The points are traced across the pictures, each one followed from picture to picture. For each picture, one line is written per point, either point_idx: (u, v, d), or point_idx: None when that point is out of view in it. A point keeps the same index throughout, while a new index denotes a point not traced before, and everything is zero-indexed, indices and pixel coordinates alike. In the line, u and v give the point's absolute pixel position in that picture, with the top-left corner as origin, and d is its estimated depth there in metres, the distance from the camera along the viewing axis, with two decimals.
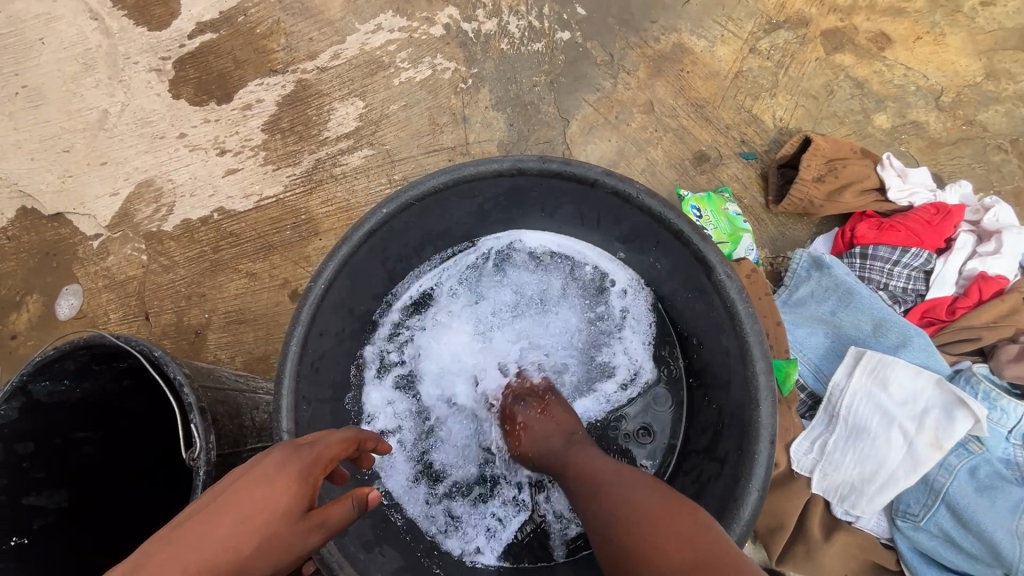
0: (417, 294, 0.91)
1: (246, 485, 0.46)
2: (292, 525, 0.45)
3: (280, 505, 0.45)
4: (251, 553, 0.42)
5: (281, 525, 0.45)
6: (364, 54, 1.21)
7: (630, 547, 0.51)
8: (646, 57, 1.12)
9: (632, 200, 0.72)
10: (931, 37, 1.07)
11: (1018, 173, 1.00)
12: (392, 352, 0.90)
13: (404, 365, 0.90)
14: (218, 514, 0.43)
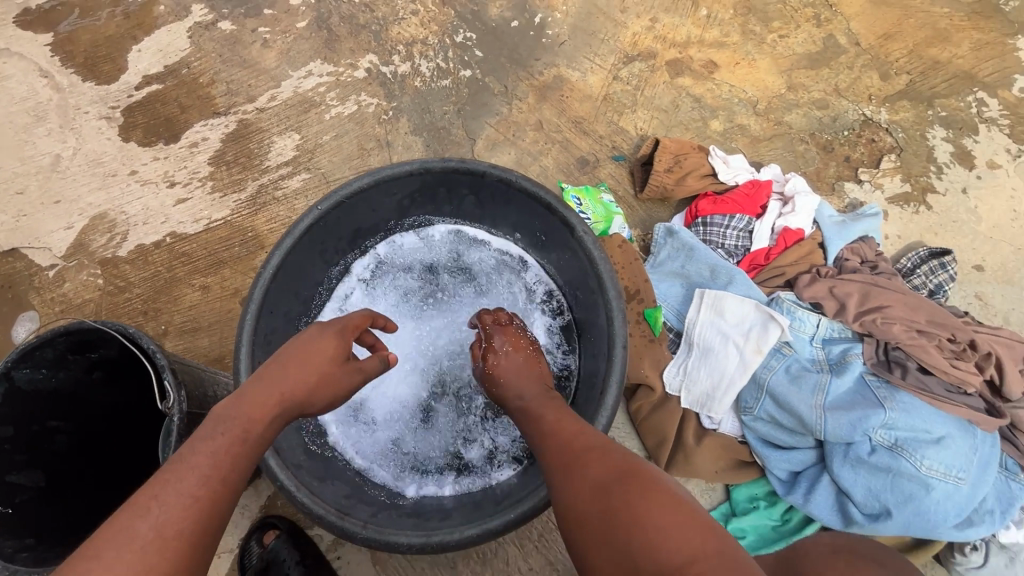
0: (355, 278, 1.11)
1: (303, 342, 0.77)
2: (337, 366, 0.78)
3: (328, 354, 0.77)
4: (314, 383, 0.75)
5: (330, 365, 0.77)
6: (297, 95, 1.42)
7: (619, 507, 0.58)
8: (533, 87, 1.39)
9: (512, 184, 0.94)
10: (745, 62, 1.40)
11: (817, 157, 1.31)
12: None
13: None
14: (293, 360, 0.75)
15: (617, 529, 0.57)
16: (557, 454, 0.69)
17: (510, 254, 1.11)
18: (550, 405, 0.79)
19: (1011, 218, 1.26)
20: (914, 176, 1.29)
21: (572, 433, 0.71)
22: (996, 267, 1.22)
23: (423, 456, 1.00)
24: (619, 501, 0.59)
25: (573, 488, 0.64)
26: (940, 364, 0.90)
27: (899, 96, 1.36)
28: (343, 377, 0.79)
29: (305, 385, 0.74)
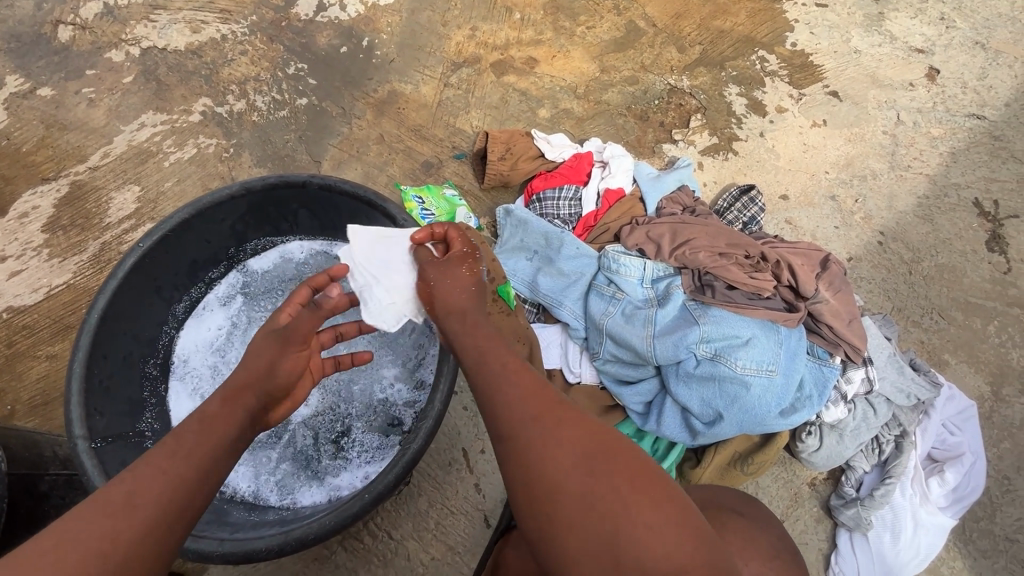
0: (207, 313, 1.11)
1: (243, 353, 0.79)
2: (276, 347, 0.78)
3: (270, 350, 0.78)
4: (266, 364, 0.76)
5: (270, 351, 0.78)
6: (132, 148, 1.40)
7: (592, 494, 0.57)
8: (370, 104, 1.46)
9: (335, 188, 0.99)
10: (561, 54, 1.54)
11: (635, 127, 1.45)
12: (191, 366, 1.07)
13: (202, 373, 1.07)
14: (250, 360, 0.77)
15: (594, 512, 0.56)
16: (547, 413, 0.63)
17: None
18: (508, 363, 0.70)
19: (804, 150, 1.45)
20: (719, 130, 1.45)
21: (536, 404, 0.65)
22: (798, 194, 1.39)
23: (296, 471, 1.01)
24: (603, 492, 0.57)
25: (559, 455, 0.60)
26: (739, 278, 1.03)
27: (696, 64, 1.54)
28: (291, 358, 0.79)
29: (251, 374, 0.75)
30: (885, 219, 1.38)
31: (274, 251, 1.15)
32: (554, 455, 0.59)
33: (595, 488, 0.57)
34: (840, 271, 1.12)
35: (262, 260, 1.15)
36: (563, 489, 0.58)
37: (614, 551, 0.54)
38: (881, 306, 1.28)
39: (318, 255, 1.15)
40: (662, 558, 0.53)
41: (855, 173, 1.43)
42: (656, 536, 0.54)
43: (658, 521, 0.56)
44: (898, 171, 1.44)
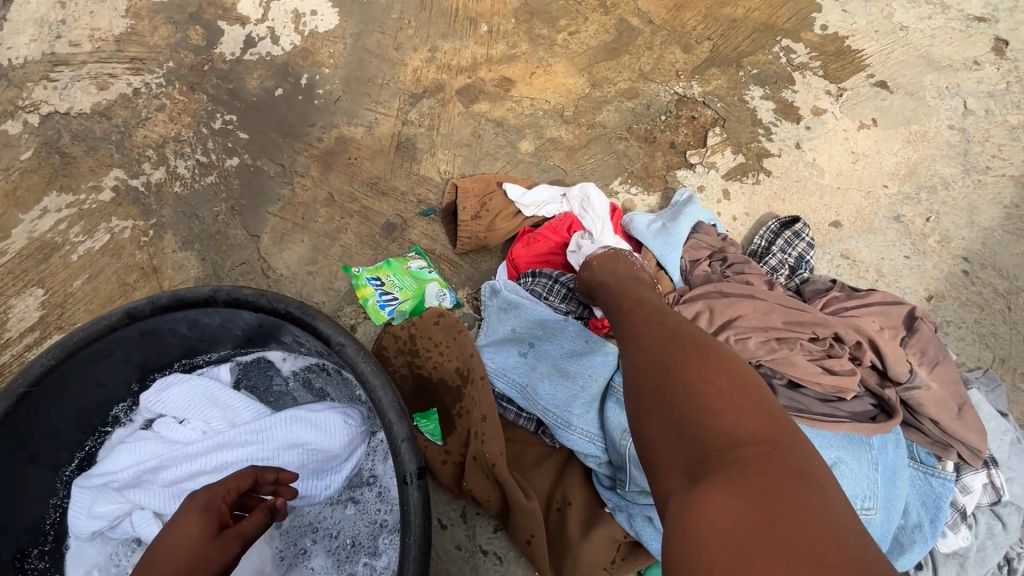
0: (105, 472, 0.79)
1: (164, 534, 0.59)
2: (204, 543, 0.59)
3: (191, 536, 0.59)
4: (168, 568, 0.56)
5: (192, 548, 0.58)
6: (33, 241, 1.16)
7: (660, 377, 0.56)
8: (314, 157, 1.20)
9: (247, 303, 0.74)
10: (541, 70, 1.26)
11: (640, 152, 1.18)
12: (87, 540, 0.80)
13: (106, 555, 0.80)
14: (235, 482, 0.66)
15: (662, 391, 0.55)
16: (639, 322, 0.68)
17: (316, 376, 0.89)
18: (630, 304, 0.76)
19: (852, 160, 1.16)
20: (745, 145, 1.17)
21: (649, 315, 0.69)
22: (853, 218, 1.11)
23: None
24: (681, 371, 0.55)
25: (653, 348, 0.61)
26: (810, 373, 0.76)
27: (707, 65, 1.26)
28: (215, 551, 0.59)
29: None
30: (966, 240, 1.09)
31: (204, 382, 0.84)
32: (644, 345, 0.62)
33: (675, 359, 0.57)
34: (933, 332, 0.85)
35: (172, 387, 0.83)
36: (644, 372, 0.59)
37: (682, 410, 0.52)
38: (979, 359, 1.00)
39: (256, 376, 0.90)
40: (732, 426, 0.49)
41: (922, 185, 1.14)
42: (731, 415, 0.50)
43: (737, 404, 0.50)
44: (974, 176, 1.15)
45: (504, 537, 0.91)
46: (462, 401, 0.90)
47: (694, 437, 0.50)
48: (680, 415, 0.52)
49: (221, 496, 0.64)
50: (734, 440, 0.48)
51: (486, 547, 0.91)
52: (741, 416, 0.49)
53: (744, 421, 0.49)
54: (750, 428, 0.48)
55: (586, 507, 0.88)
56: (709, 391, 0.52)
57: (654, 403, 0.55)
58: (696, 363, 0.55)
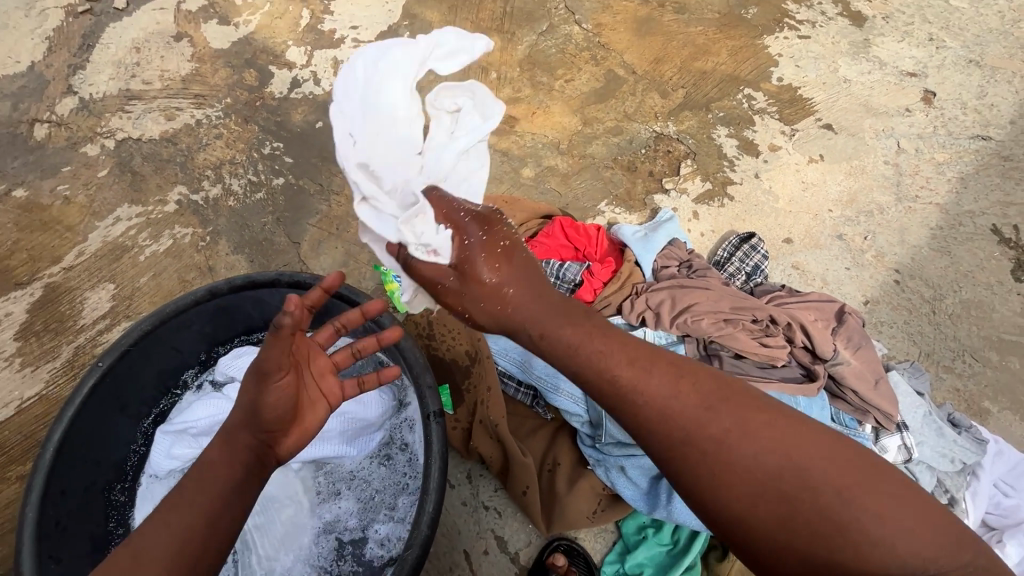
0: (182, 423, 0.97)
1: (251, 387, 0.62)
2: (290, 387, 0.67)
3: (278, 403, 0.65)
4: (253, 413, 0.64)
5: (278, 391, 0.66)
6: (107, 244, 1.36)
7: (741, 483, 0.55)
8: (348, 178, 1.42)
9: (305, 284, 0.93)
10: (541, 110, 1.49)
11: (623, 179, 1.39)
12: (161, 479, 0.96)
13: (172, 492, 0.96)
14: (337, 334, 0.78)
15: (755, 498, 0.54)
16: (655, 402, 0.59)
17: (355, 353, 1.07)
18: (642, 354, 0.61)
19: (803, 188, 1.38)
20: (712, 174, 1.39)
21: (660, 389, 0.60)
22: (803, 235, 1.32)
23: None
24: (762, 465, 0.55)
25: (701, 431, 0.57)
26: (749, 346, 0.94)
27: (680, 108, 1.49)
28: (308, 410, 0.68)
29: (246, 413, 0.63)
30: (898, 255, 1.29)
31: None
32: (696, 438, 0.57)
33: (741, 455, 0.55)
34: (858, 324, 1.04)
35: (243, 355, 1.01)
36: (725, 479, 0.55)
37: (800, 517, 0.53)
38: (907, 353, 1.18)
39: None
40: (856, 510, 0.51)
41: (861, 209, 1.35)
42: (848, 503, 0.52)
43: (840, 485, 0.53)
44: (906, 203, 1.36)
45: (503, 493, 1.07)
46: (470, 377, 1.08)
47: (826, 538, 0.52)
48: (800, 524, 0.52)
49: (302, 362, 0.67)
50: (868, 528, 0.51)
51: (487, 502, 1.07)
52: (849, 496, 0.52)
53: (853, 500, 0.52)
54: (855, 502, 0.52)
55: (573, 465, 1.04)
56: (807, 486, 0.53)
57: (756, 512, 0.54)
58: (769, 453, 0.55)
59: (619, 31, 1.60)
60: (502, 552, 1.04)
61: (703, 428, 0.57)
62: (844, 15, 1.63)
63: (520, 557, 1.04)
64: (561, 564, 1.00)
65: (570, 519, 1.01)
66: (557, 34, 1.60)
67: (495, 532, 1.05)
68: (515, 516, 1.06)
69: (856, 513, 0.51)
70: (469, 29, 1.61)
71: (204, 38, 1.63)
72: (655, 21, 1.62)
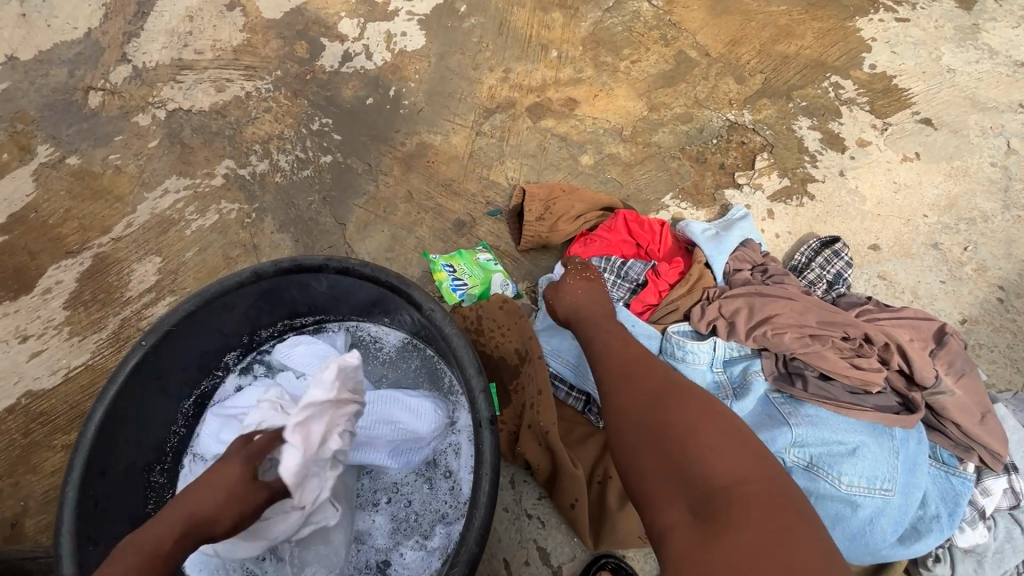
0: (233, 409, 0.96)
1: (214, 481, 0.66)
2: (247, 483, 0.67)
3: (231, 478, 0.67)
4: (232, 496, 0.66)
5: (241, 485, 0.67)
6: (155, 216, 1.35)
7: (651, 436, 0.63)
8: (397, 159, 1.36)
9: (354, 272, 0.88)
10: (603, 93, 1.39)
11: (691, 171, 1.28)
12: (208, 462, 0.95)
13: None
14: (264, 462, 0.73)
15: (656, 449, 0.61)
16: (622, 369, 0.74)
17: (409, 348, 1.02)
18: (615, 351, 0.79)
19: (894, 190, 1.24)
20: (790, 170, 1.27)
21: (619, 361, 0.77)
22: (893, 242, 1.18)
23: None
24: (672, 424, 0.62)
25: (641, 394, 0.69)
26: (838, 366, 0.83)
27: (758, 95, 1.36)
28: (251, 493, 0.67)
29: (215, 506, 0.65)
30: (1003, 271, 1.15)
31: (328, 348, 0.99)
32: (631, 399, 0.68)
33: (658, 414, 0.65)
34: (961, 347, 0.92)
35: (300, 345, 0.99)
36: (637, 430, 0.65)
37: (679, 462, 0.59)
38: (1009, 382, 1.05)
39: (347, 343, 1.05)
40: (723, 474, 0.56)
41: (960, 216, 1.20)
42: (726, 464, 0.57)
43: (724, 450, 0.58)
44: (1014, 211, 1.20)
45: (549, 504, 1.01)
46: (518, 377, 1.02)
47: (690, 487, 0.56)
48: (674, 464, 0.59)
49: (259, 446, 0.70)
50: (727, 488, 0.55)
51: (531, 510, 1.00)
52: (726, 456, 0.58)
53: (730, 463, 0.57)
54: (732, 464, 0.57)
55: None
56: (694, 439, 0.60)
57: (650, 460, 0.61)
58: (680, 415, 0.63)
59: (692, 9, 1.48)
60: (544, 564, 0.98)
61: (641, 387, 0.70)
62: None
63: (563, 571, 0.97)
64: None
65: (620, 537, 0.94)
66: (624, 11, 1.48)
67: (537, 543, 0.99)
68: (559, 528, 0.99)
69: (728, 465, 0.57)
70: (529, 3, 1.51)
71: (257, 8, 1.58)
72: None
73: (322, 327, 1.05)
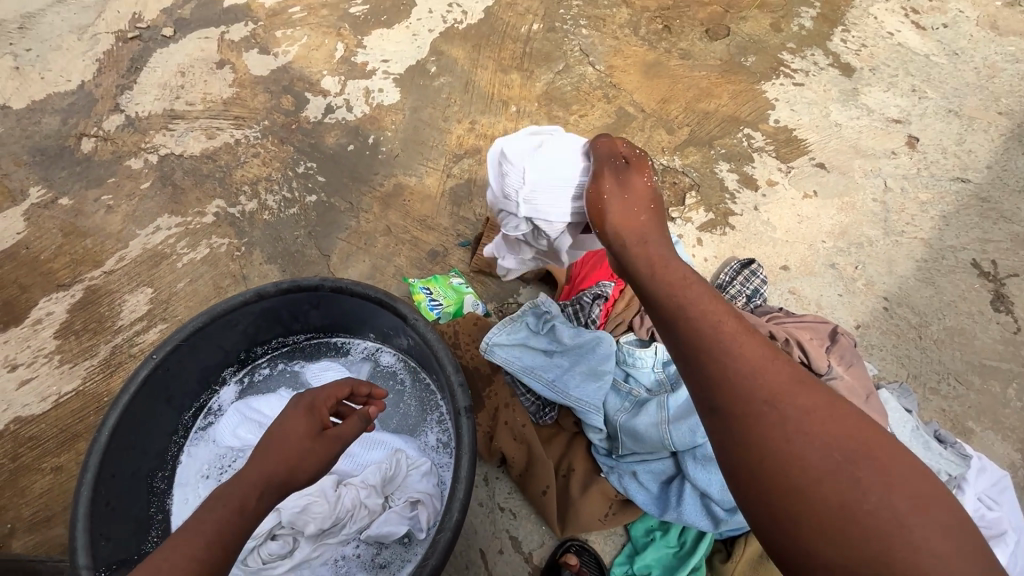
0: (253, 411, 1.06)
1: (276, 425, 0.78)
2: (314, 437, 0.78)
3: (299, 432, 0.78)
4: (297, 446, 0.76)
5: (307, 441, 0.77)
6: (147, 251, 1.45)
7: (832, 499, 0.51)
8: (377, 198, 1.52)
9: (347, 290, 1.02)
10: None
11: None
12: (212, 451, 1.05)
13: (216, 457, 1.05)
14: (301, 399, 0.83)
15: (847, 524, 0.50)
16: (767, 390, 0.57)
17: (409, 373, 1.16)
18: (760, 356, 0.59)
19: (798, 221, 1.49)
20: (714, 205, 1.51)
21: (766, 376, 0.58)
22: (799, 263, 1.42)
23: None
24: (860, 483, 0.51)
25: (804, 431, 0.54)
26: None
27: (686, 144, 1.62)
28: (319, 442, 0.78)
29: (284, 464, 0.73)
30: (887, 284, 1.39)
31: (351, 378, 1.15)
32: (790, 440, 0.54)
33: (834, 458, 0.53)
34: (850, 343, 1.13)
35: (330, 370, 1.15)
36: (807, 487, 0.52)
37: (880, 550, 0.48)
38: (896, 374, 1.27)
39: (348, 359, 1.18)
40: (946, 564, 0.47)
41: (852, 241, 1.46)
42: (937, 546, 0.48)
43: (933, 525, 0.49)
44: (893, 237, 1.47)
45: (520, 497, 1.13)
46: (491, 385, 1.16)
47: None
48: (873, 542, 0.49)
49: (323, 400, 0.84)
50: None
51: (503, 504, 1.12)
52: (937, 530, 0.49)
53: (944, 547, 0.48)
54: (944, 542, 0.48)
55: (587, 473, 1.10)
56: (895, 509, 0.49)
57: (836, 538, 0.50)
58: (862, 459, 0.52)
59: (629, 73, 1.75)
60: (516, 551, 1.09)
61: (782, 399, 0.56)
62: (834, 65, 1.79)
63: (533, 557, 1.09)
64: (574, 564, 1.05)
65: (583, 521, 1.06)
66: (572, 74, 1.74)
67: (510, 533, 1.11)
68: (529, 518, 1.11)
69: (944, 549, 0.48)
70: (491, 66, 1.75)
71: (245, 65, 1.76)
72: (663, 65, 1.77)
73: (331, 347, 1.18)
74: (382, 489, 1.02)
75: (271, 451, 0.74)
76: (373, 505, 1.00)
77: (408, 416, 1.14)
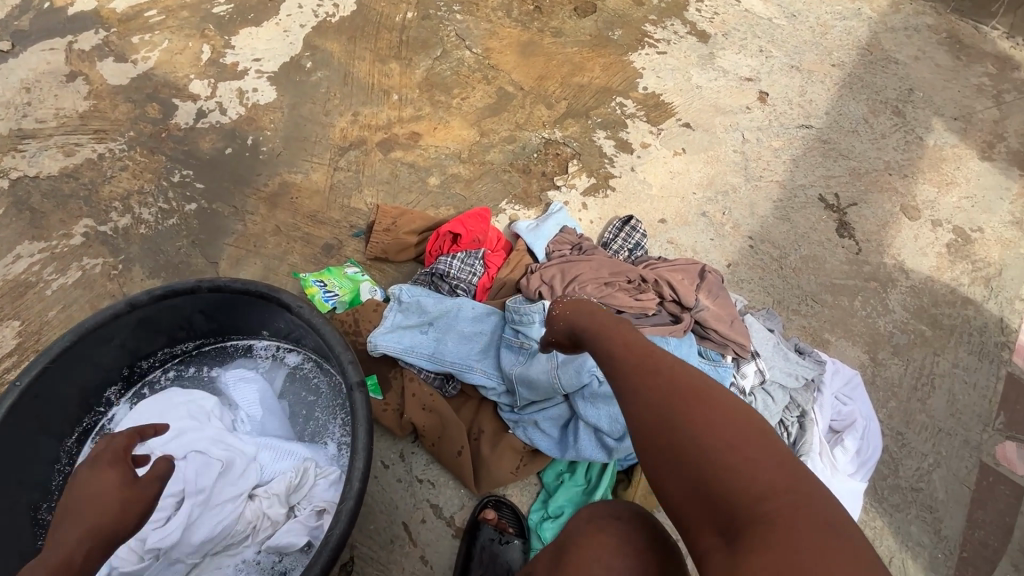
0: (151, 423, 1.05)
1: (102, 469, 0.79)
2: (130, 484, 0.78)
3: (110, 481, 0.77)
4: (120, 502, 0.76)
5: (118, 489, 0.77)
6: (8, 282, 1.34)
7: (666, 438, 0.61)
8: (262, 199, 1.49)
9: (225, 288, 1.01)
10: (441, 126, 1.65)
11: (520, 180, 1.57)
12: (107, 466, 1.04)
13: None
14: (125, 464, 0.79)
15: (674, 456, 0.59)
16: (633, 364, 0.70)
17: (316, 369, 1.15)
18: (632, 349, 0.73)
19: (671, 177, 1.62)
20: (595, 170, 1.60)
21: (635, 358, 0.71)
22: (674, 215, 1.55)
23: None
24: (686, 428, 0.60)
25: (649, 393, 0.65)
26: (626, 303, 1.15)
27: (564, 117, 1.70)
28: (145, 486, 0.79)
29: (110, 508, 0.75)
30: (751, 225, 1.55)
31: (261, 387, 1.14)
32: (638, 399, 0.65)
33: (668, 409, 0.62)
34: (716, 279, 1.25)
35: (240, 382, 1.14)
36: (650, 433, 0.62)
37: (700, 476, 0.57)
38: (763, 303, 1.42)
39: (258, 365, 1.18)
40: (753, 483, 0.54)
41: (718, 190, 1.61)
42: (751, 473, 0.55)
43: (743, 453, 0.56)
44: (752, 182, 1.63)
45: (437, 466, 1.17)
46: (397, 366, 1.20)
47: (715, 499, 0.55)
48: (696, 469, 0.57)
49: (121, 453, 0.81)
50: (762, 495, 0.53)
51: (421, 475, 1.16)
52: (750, 457, 0.56)
53: (751, 466, 0.56)
54: (755, 464, 0.56)
55: (496, 432, 1.15)
56: (708, 443, 0.58)
57: (671, 472, 0.59)
58: (690, 408, 0.61)
59: (505, 54, 1.81)
60: (438, 517, 1.13)
61: (653, 368, 0.68)
62: (692, 33, 1.94)
63: (455, 520, 1.13)
64: (492, 517, 1.11)
65: (495, 476, 1.12)
66: (450, 59, 1.78)
67: (431, 501, 1.14)
68: (448, 484, 1.16)
69: (753, 472, 0.55)
70: (368, 57, 1.75)
71: (100, 75, 1.65)
72: (537, 44, 1.85)
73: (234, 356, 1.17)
74: (286, 499, 0.98)
75: (82, 509, 0.74)
76: (276, 514, 0.96)
77: (316, 414, 1.13)
